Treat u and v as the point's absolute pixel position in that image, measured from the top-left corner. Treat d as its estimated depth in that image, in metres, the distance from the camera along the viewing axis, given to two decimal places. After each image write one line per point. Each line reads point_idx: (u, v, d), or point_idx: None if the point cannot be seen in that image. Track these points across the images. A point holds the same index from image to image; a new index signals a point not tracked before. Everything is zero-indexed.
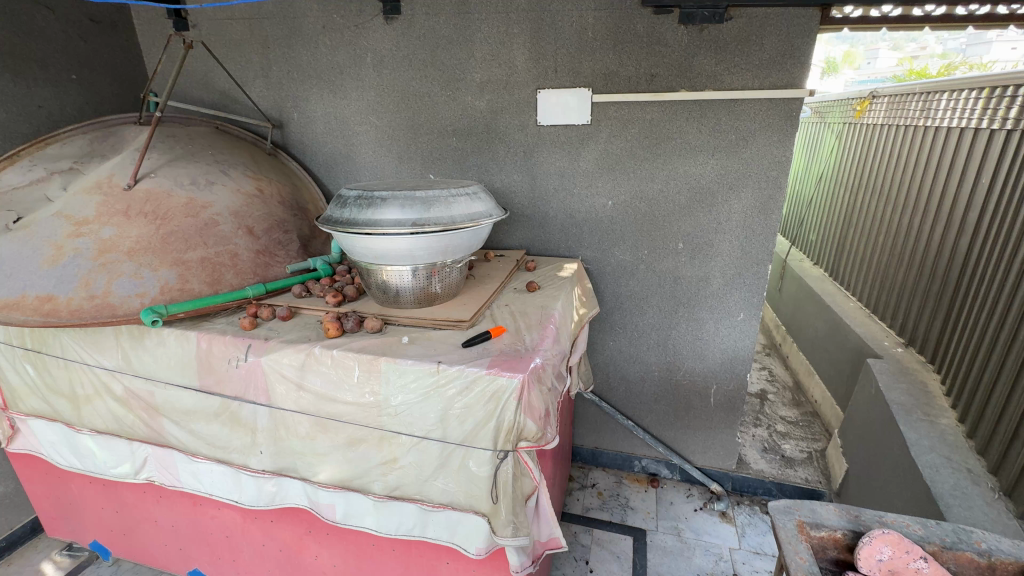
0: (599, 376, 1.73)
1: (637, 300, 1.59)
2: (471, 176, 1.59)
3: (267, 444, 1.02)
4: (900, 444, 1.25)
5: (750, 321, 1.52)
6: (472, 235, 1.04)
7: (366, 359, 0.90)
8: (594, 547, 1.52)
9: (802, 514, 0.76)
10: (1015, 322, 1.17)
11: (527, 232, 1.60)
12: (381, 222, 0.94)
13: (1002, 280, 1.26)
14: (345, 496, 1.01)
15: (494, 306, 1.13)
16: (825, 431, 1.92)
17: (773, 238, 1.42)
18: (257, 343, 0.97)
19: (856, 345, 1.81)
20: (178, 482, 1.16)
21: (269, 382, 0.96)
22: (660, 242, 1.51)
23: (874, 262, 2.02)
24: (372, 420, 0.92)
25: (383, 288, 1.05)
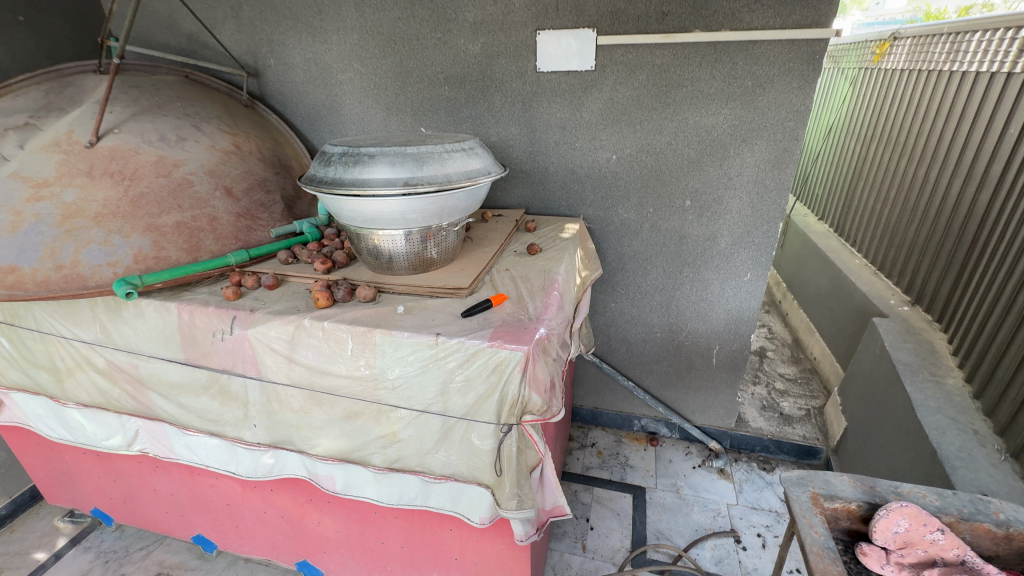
0: (600, 338, 1.70)
1: (640, 261, 1.53)
2: (465, 129, 1.48)
3: (260, 417, 0.98)
4: (905, 405, 1.24)
5: (757, 281, 1.47)
6: (469, 195, 0.96)
7: (359, 331, 0.84)
8: (593, 505, 1.55)
9: (815, 486, 0.74)
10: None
11: (526, 189, 1.51)
12: (370, 182, 0.86)
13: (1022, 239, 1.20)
14: (344, 468, 0.99)
15: (494, 270, 1.06)
16: (823, 388, 1.93)
17: (786, 194, 1.34)
18: (242, 315, 0.90)
19: (861, 303, 1.78)
20: (172, 455, 1.14)
21: (257, 356, 0.91)
22: (666, 199, 1.43)
23: (883, 216, 1.95)
24: (368, 394, 0.87)
25: (375, 254, 0.98)
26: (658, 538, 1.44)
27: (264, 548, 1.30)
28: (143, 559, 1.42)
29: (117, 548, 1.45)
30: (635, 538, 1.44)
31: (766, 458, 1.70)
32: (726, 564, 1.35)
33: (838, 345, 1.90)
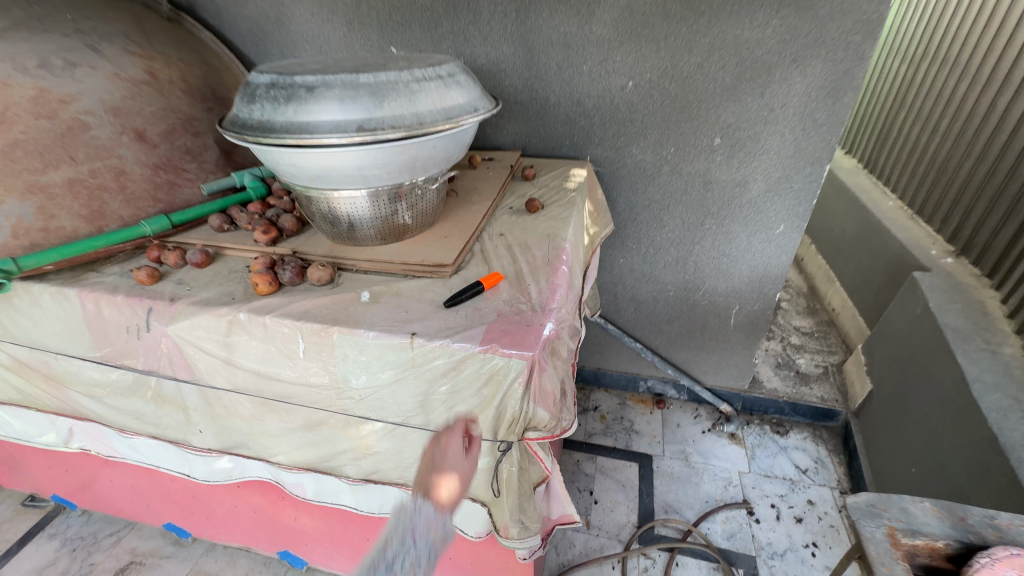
0: (606, 296, 1.52)
1: (656, 210, 1.31)
2: (446, 49, 1.20)
3: (205, 423, 0.81)
4: (956, 379, 1.09)
5: (790, 234, 1.27)
6: (451, 142, 0.72)
7: (312, 330, 0.65)
8: (597, 477, 1.45)
9: (892, 517, 0.60)
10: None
11: (523, 125, 1.26)
12: (311, 127, 0.62)
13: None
14: (313, 477, 0.83)
15: (484, 236, 0.85)
16: (842, 343, 1.79)
17: (838, 130, 1.10)
18: (160, 306, 0.70)
19: (896, 253, 1.60)
20: (117, 454, 0.98)
21: (188, 357, 0.72)
22: (691, 138, 1.18)
23: (924, 151, 1.71)
24: (332, 404, 0.69)
25: (331, 221, 0.76)
26: (666, 511, 1.35)
27: (241, 537, 1.18)
28: (114, 547, 1.31)
29: (85, 535, 1.34)
30: (642, 511, 1.35)
31: (779, 420, 1.60)
32: (739, 538, 1.28)
33: (863, 298, 1.74)
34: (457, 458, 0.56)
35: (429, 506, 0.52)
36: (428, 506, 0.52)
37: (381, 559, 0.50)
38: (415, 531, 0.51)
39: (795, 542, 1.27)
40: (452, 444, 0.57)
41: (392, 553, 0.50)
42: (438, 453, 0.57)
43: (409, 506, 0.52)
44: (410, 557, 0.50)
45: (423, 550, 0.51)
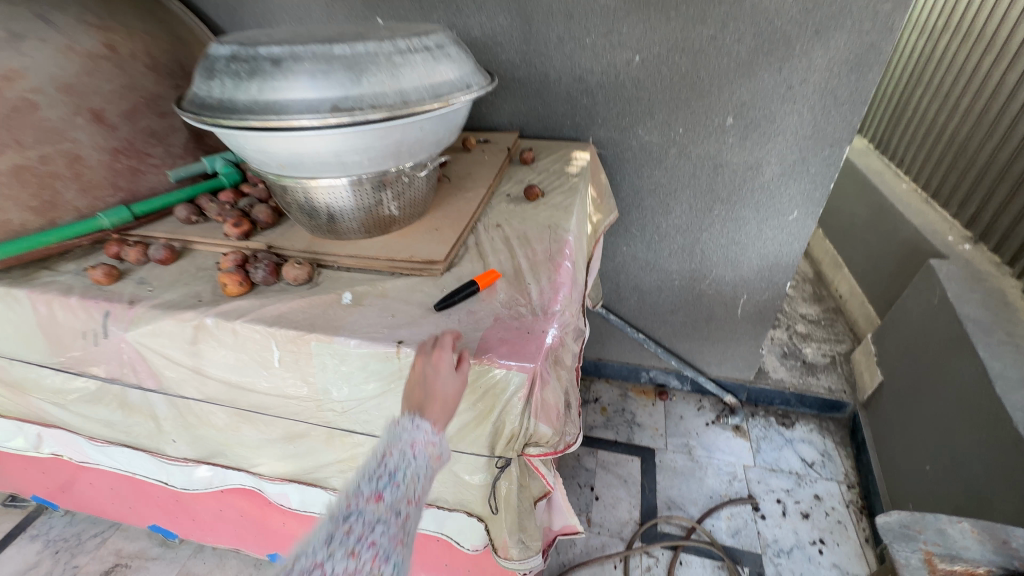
0: (608, 285, 1.45)
1: (662, 195, 1.23)
2: (437, 20, 1.10)
3: (178, 432, 0.75)
4: (978, 375, 1.04)
5: (804, 221, 1.20)
6: (441, 124, 0.64)
7: (286, 338, 0.58)
8: (599, 471, 1.40)
9: (928, 542, 0.56)
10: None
11: (521, 104, 1.17)
12: (278, 106, 0.54)
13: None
14: (298, 487, 0.78)
15: (480, 228, 0.78)
16: (849, 331, 1.73)
17: (861, 109, 1.02)
18: (118, 310, 0.63)
19: (911, 239, 1.53)
20: (90, 461, 0.91)
21: (153, 365, 0.65)
22: (701, 117, 1.10)
23: (941, 130, 1.62)
24: (312, 416, 0.63)
25: (308, 213, 0.69)
26: (670, 507, 1.31)
27: (229, 539, 1.13)
28: (98, 549, 1.26)
29: (68, 536, 1.29)
30: (645, 508, 1.31)
31: (785, 411, 1.56)
32: (744, 536, 1.24)
33: (873, 285, 1.68)
34: (450, 375, 0.51)
35: (429, 421, 0.49)
36: (427, 421, 0.49)
37: (381, 469, 0.46)
38: (417, 443, 0.48)
39: (801, 538, 1.23)
40: (440, 359, 0.51)
41: (394, 462, 0.46)
42: (425, 368, 0.51)
43: (406, 421, 0.49)
44: (412, 468, 0.47)
45: (425, 463, 0.48)
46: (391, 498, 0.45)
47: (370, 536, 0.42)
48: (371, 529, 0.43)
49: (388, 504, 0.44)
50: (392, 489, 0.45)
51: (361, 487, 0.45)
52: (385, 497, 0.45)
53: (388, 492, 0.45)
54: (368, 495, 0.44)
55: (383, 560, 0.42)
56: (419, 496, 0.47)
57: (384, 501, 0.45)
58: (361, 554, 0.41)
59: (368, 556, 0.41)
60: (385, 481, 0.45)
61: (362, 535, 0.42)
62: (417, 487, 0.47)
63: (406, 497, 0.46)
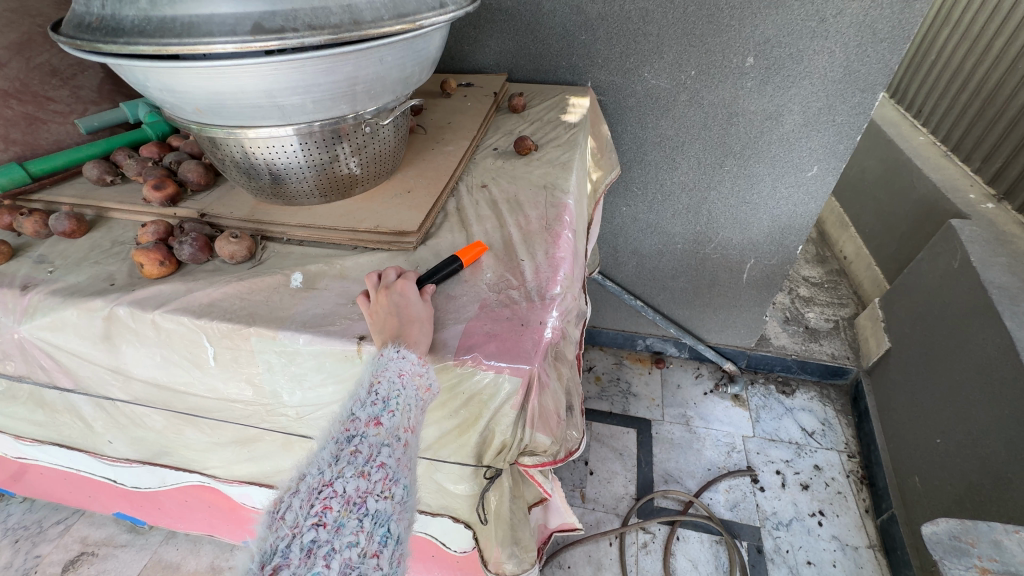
0: (605, 249, 1.34)
1: (668, 148, 1.10)
2: None
3: (113, 433, 0.64)
4: (1002, 346, 0.96)
5: (824, 178, 1.08)
6: (407, 56, 0.50)
7: (219, 333, 0.46)
8: (593, 445, 1.34)
9: (983, 557, 0.48)
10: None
11: (509, 40, 1.01)
12: (181, 25, 0.40)
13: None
14: (259, 490, 0.68)
15: (461, 189, 0.65)
16: (854, 294, 1.66)
17: (903, 46, 0.88)
18: (7, 298, 0.50)
19: (928, 196, 1.43)
20: (25, 458, 0.81)
21: (62, 363, 0.53)
22: (717, 56, 0.95)
23: (967, 77, 1.48)
24: (263, 421, 0.53)
25: (247, 172, 0.55)
26: (667, 481, 1.26)
27: (200, 527, 1.04)
28: (62, 537, 1.18)
29: (29, 524, 1.21)
30: (640, 482, 1.26)
31: (785, 378, 1.50)
32: (743, 509, 1.20)
33: (883, 246, 1.59)
34: (419, 300, 0.45)
35: (416, 349, 0.42)
36: (412, 350, 0.42)
37: (371, 395, 0.39)
38: (405, 372, 0.40)
39: (801, 510, 1.20)
40: (404, 285, 0.45)
41: (385, 389, 0.39)
42: (389, 298, 0.44)
43: (390, 349, 0.41)
44: (405, 395, 0.40)
45: (417, 392, 0.40)
46: (391, 422, 0.38)
47: (377, 458, 0.36)
48: (377, 451, 0.36)
49: (388, 429, 0.38)
50: (388, 415, 0.38)
51: (356, 412, 0.38)
52: (384, 422, 0.38)
53: (387, 418, 0.38)
54: (365, 419, 0.38)
55: (394, 482, 0.36)
56: (417, 421, 0.40)
57: (384, 425, 0.38)
58: (372, 475, 0.35)
59: (378, 477, 0.35)
60: (381, 407, 0.38)
61: (370, 456, 0.36)
62: (415, 411, 0.40)
63: (406, 422, 0.39)
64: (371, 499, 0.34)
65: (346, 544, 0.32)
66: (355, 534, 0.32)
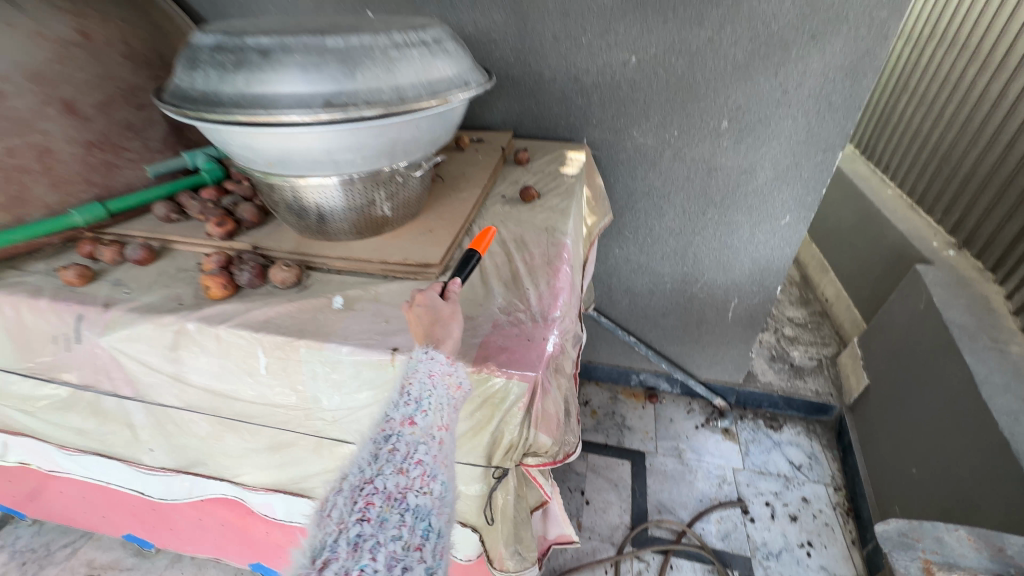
0: (600, 288, 1.44)
1: (656, 197, 1.23)
2: (430, 15, 1.07)
3: (155, 441, 0.71)
4: (964, 379, 1.05)
5: (796, 226, 1.20)
6: (437, 123, 0.62)
7: (273, 343, 0.55)
8: (589, 475, 1.39)
9: (927, 550, 0.55)
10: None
11: (514, 102, 1.15)
12: (268, 100, 0.51)
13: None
14: (283, 499, 0.75)
15: (475, 230, 0.76)
16: (836, 334, 1.75)
17: (856, 115, 1.02)
18: (92, 313, 0.59)
19: (896, 244, 1.55)
20: (60, 470, 0.87)
21: (128, 372, 0.61)
22: (696, 120, 1.09)
23: (927, 138, 1.64)
24: (300, 425, 0.61)
25: (298, 213, 0.66)
26: (660, 512, 1.30)
27: (209, 549, 1.09)
28: (69, 559, 1.20)
29: (36, 547, 1.23)
30: (635, 512, 1.30)
31: (773, 414, 1.57)
32: (734, 539, 1.24)
33: (859, 289, 1.70)
34: (438, 302, 0.52)
35: (443, 349, 0.49)
36: (440, 350, 0.50)
37: (406, 397, 0.47)
38: (434, 373, 0.48)
39: (790, 541, 1.24)
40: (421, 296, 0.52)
41: (417, 391, 0.47)
42: (415, 311, 0.51)
43: (420, 351, 0.49)
44: (436, 396, 0.48)
45: (447, 391, 0.48)
46: (424, 423, 0.46)
47: (414, 457, 0.45)
48: (414, 449, 0.45)
49: (422, 428, 0.46)
50: (422, 415, 0.47)
51: (392, 415, 0.47)
52: (418, 422, 0.46)
53: (420, 417, 0.47)
54: (401, 421, 0.46)
55: (431, 479, 0.44)
56: (449, 419, 0.48)
57: (418, 425, 0.46)
58: (410, 472, 0.44)
59: (416, 474, 0.44)
60: (414, 408, 0.47)
61: (407, 455, 0.45)
62: (447, 410, 0.48)
63: (439, 422, 0.47)
64: (411, 495, 0.43)
65: (392, 536, 0.40)
66: (398, 528, 0.41)
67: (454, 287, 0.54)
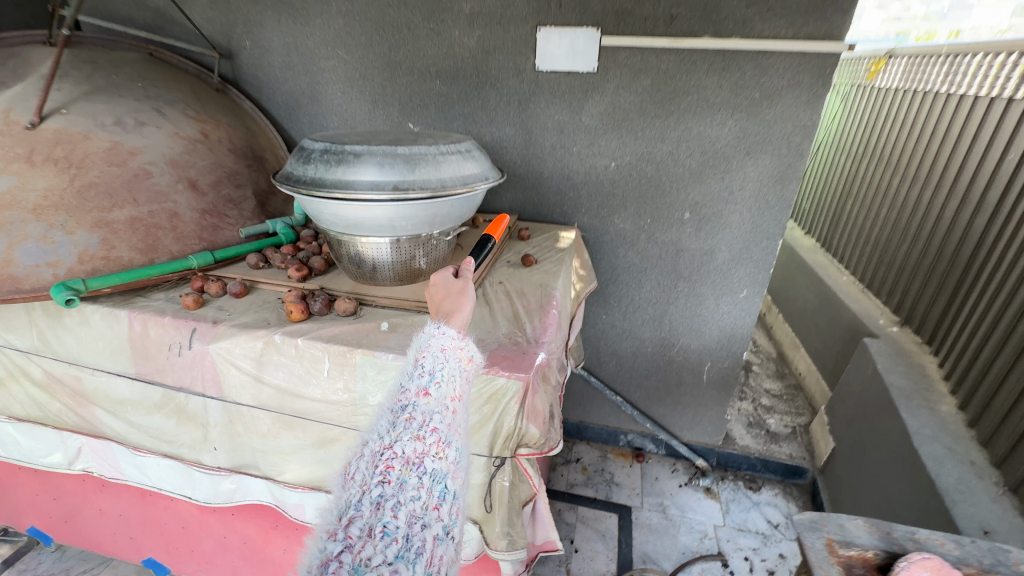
0: (589, 350, 1.64)
1: (635, 272, 1.47)
2: (456, 127, 1.39)
3: (221, 440, 0.88)
4: (901, 432, 1.21)
5: (752, 299, 1.43)
6: (465, 202, 0.87)
7: (337, 351, 0.75)
8: (578, 526, 1.48)
9: (830, 531, 0.70)
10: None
11: (519, 193, 1.44)
12: (355, 184, 0.77)
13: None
14: (315, 498, 0.89)
15: (487, 283, 0.99)
16: (809, 405, 1.90)
17: (788, 211, 1.30)
18: (204, 327, 0.80)
19: (850, 322, 1.77)
20: (121, 475, 1.02)
21: (219, 373, 0.81)
22: (664, 211, 1.37)
23: (872, 234, 1.93)
24: (346, 420, 0.79)
25: (357, 262, 0.89)
26: (644, 561, 1.38)
27: (223, 573, 1.19)
28: None
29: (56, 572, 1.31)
30: (621, 560, 1.38)
31: (752, 476, 1.68)
32: None
33: (825, 362, 1.89)
34: (449, 278, 0.77)
35: (454, 326, 0.70)
36: (450, 326, 0.70)
37: (424, 371, 0.64)
38: (447, 346, 0.67)
39: None
40: (438, 274, 0.77)
41: (430, 364, 0.64)
42: (434, 289, 0.76)
43: (432, 325, 0.70)
44: (449, 368, 0.65)
45: (460, 362, 0.67)
46: (438, 395, 0.62)
47: (429, 425, 0.59)
48: (430, 418, 0.60)
49: (436, 399, 0.62)
50: (436, 387, 0.63)
51: (410, 387, 0.63)
52: (433, 395, 0.62)
53: (434, 389, 0.63)
54: (418, 394, 0.62)
55: (444, 446, 0.59)
56: (460, 392, 0.65)
57: (433, 397, 0.62)
58: (426, 439, 0.58)
59: (432, 441, 0.58)
60: (429, 382, 0.63)
61: (424, 423, 0.59)
62: (460, 384, 0.66)
63: (452, 394, 0.64)
64: (427, 459, 0.57)
65: (411, 497, 0.54)
66: (417, 490, 0.55)
67: (466, 269, 0.79)
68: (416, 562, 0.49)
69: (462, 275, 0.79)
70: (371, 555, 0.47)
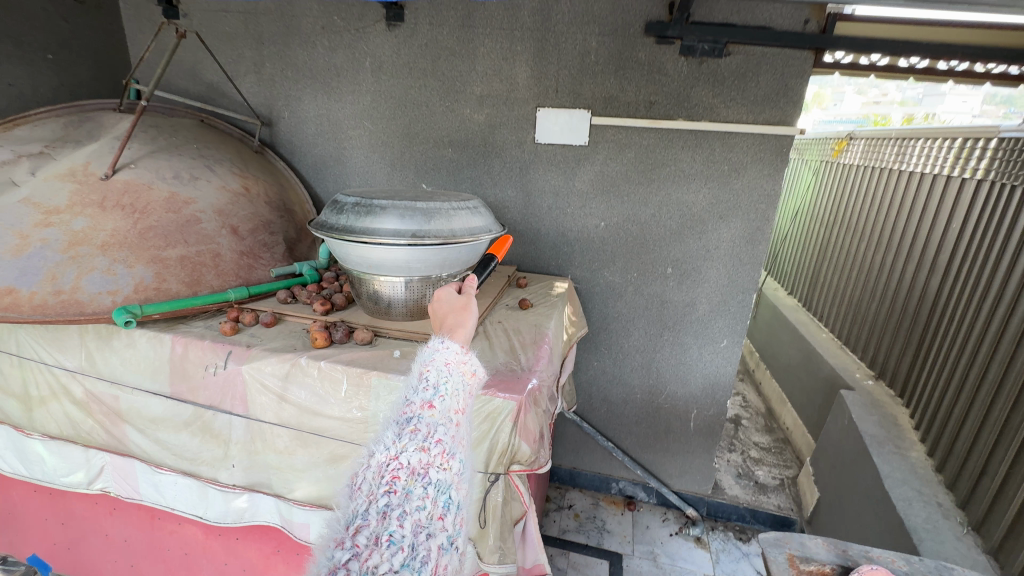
0: (582, 396, 1.72)
1: (623, 322, 1.60)
2: (464, 188, 1.58)
3: (240, 457, 0.97)
4: (873, 476, 1.29)
5: (732, 348, 1.55)
6: (471, 250, 1.01)
7: (355, 372, 0.86)
8: (569, 571, 1.50)
9: (791, 548, 0.77)
10: (1000, 378, 1.15)
11: (518, 247, 1.59)
12: (379, 231, 0.91)
13: (982, 320, 1.27)
14: (320, 517, 0.96)
15: (488, 321, 1.11)
16: (796, 459, 1.96)
17: (759, 268, 1.45)
18: (239, 350, 0.92)
19: (829, 375, 1.87)
20: (137, 495, 1.09)
21: (248, 392, 0.91)
22: (649, 266, 1.52)
23: (847, 293, 2.07)
24: (357, 436, 0.88)
25: (374, 299, 1.02)
26: None
27: None
28: None
29: None
30: None
31: (742, 527, 1.70)
32: None
33: (809, 416, 1.96)
34: (451, 296, 0.87)
35: (457, 341, 0.79)
36: (453, 342, 0.78)
37: (428, 384, 0.71)
38: (451, 360, 0.75)
39: None
40: (442, 292, 0.87)
41: (433, 378, 0.72)
42: (438, 304, 0.86)
43: (435, 340, 0.78)
44: (452, 384, 0.72)
45: (461, 375, 0.75)
46: (441, 408, 0.69)
47: (434, 437, 0.65)
48: (435, 430, 0.66)
49: (440, 412, 0.68)
50: (440, 400, 0.70)
51: (414, 399, 0.69)
52: (436, 408, 0.68)
53: (438, 403, 0.69)
54: (422, 406, 0.68)
55: (448, 457, 0.65)
56: (462, 406, 0.73)
57: (437, 410, 0.68)
58: (431, 450, 0.64)
59: (435, 452, 0.64)
60: (433, 396, 0.69)
61: (428, 434, 0.65)
62: (460, 396, 0.73)
63: (454, 408, 0.71)
64: (432, 470, 0.63)
65: (416, 507, 0.59)
66: (422, 500, 0.60)
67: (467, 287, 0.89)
68: (421, 570, 0.55)
69: (464, 293, 0.88)
70: (377, 563, 0.53)
